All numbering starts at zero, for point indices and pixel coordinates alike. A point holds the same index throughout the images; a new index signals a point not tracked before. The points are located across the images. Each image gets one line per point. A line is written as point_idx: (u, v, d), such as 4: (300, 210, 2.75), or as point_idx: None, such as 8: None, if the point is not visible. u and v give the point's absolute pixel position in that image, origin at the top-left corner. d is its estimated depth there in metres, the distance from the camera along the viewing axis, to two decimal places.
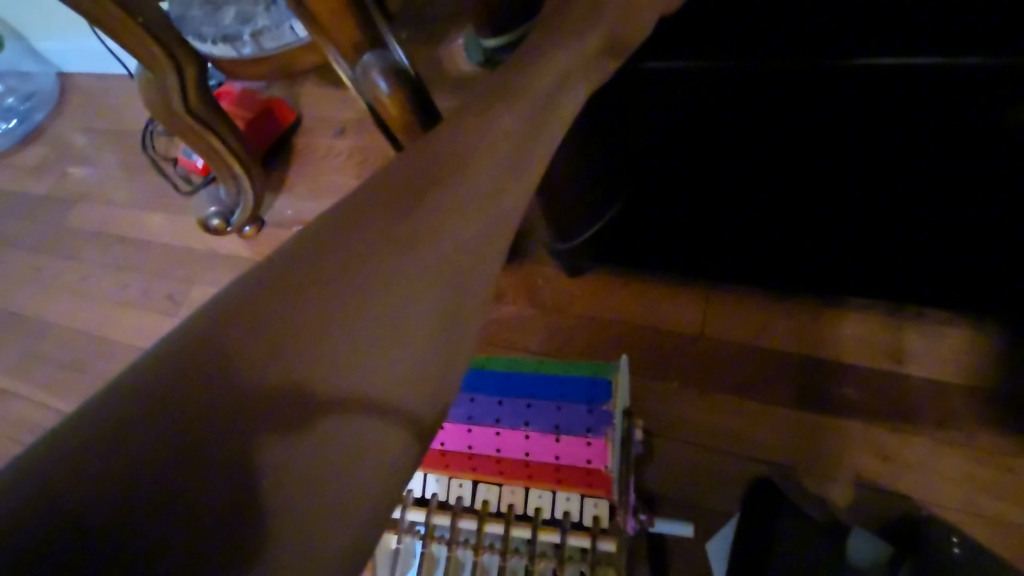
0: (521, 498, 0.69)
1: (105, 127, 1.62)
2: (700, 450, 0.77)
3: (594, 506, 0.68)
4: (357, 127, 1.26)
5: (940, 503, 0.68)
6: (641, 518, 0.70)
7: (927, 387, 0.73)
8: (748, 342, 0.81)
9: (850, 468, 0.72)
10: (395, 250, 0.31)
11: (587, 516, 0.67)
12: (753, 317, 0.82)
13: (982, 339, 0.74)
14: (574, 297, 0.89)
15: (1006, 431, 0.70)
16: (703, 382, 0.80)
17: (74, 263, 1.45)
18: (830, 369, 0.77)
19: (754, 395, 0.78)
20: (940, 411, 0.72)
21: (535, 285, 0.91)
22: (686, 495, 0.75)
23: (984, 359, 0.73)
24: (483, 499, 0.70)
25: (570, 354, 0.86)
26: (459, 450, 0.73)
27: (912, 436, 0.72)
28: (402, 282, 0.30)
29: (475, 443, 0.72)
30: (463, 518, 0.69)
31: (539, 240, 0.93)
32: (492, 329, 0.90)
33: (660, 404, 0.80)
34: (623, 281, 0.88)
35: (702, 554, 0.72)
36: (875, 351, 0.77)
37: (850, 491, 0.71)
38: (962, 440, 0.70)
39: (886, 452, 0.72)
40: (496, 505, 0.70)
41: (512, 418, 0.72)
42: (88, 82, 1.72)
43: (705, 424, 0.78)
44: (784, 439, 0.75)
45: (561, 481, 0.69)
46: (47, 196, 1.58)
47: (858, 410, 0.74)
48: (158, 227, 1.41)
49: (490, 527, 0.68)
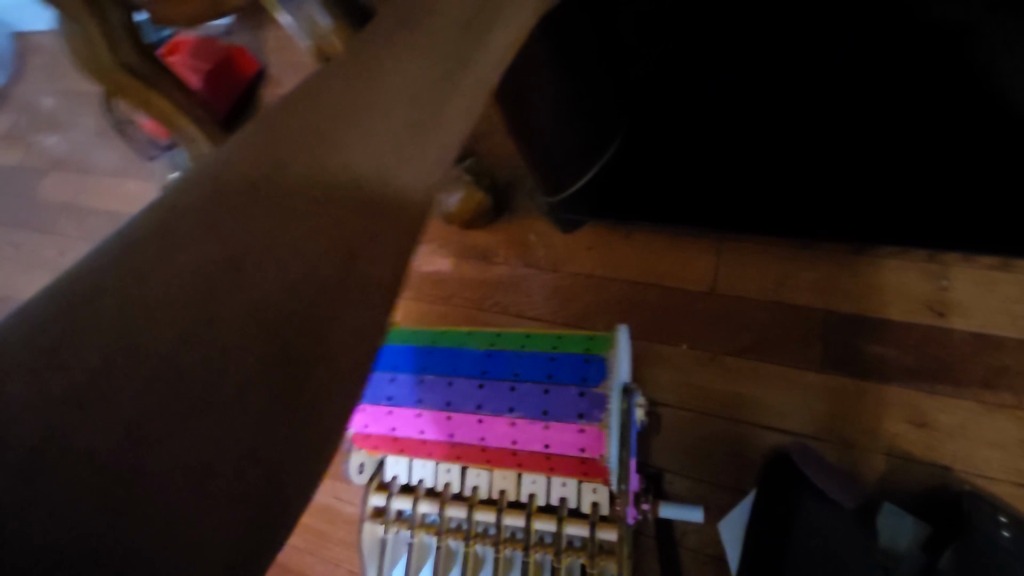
0: (513, 484, 0.65)
1: (67, 88, 1.51)
2: (712, 421, 0.70)
3: (593, 492, 0.63)
4: None
5: (987, 474, 0.61)
6: (643, 506, 0.63)
7: (975, 343, 0.64)
8: (765, 299, 0.71)
9: (881, 437, 0.64)
10: None
11: (585, 503, 0.63)
12: (770, 268, 0.72)
13: None
14: (569, 254, 0.80)
15: None
16: (714, 346, 0.72)
17: (49, 237, 1.38)
18: (861, 326, 0.68)
19: (773, 357, 0.69)
20: (989, 369, 0.63)
21: (527, 242, 0.82)
22: (696, 470, 0.69)
23: None
24: (473, 486, 0.68)
25: (567, 319, 0.78)
26: (439, 440, 0.66)
27: (956, 399, 0.63)
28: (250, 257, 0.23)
29: (456, 431, 0.64)
30: (452, 506, 0.68)
31: (529, 191, 0.83)
32: (482, 295, 0.82)
33: (666, 371, 0.72)
34: (624, 234, 0.78)
35: (715, 534, 0.67)
36: (914, 303, 0.67)
37: (882, 462, 0.63)
38: (1016, 402, 0.61)
39: (924, 418, 0.63)
40: (485, 492, 0.67)
41: (496, 403, 0.63)
42: (43, 41, 1.59)
43: (718, 392, 0.70)
44: (808, 407, 0.67)
45: (554, 470, 0.62)
46: (15, 167, 1.49)
47: (892, 371, 0.66)
48: (130, 196, 1.33)
49: (481, 514, 0.66)
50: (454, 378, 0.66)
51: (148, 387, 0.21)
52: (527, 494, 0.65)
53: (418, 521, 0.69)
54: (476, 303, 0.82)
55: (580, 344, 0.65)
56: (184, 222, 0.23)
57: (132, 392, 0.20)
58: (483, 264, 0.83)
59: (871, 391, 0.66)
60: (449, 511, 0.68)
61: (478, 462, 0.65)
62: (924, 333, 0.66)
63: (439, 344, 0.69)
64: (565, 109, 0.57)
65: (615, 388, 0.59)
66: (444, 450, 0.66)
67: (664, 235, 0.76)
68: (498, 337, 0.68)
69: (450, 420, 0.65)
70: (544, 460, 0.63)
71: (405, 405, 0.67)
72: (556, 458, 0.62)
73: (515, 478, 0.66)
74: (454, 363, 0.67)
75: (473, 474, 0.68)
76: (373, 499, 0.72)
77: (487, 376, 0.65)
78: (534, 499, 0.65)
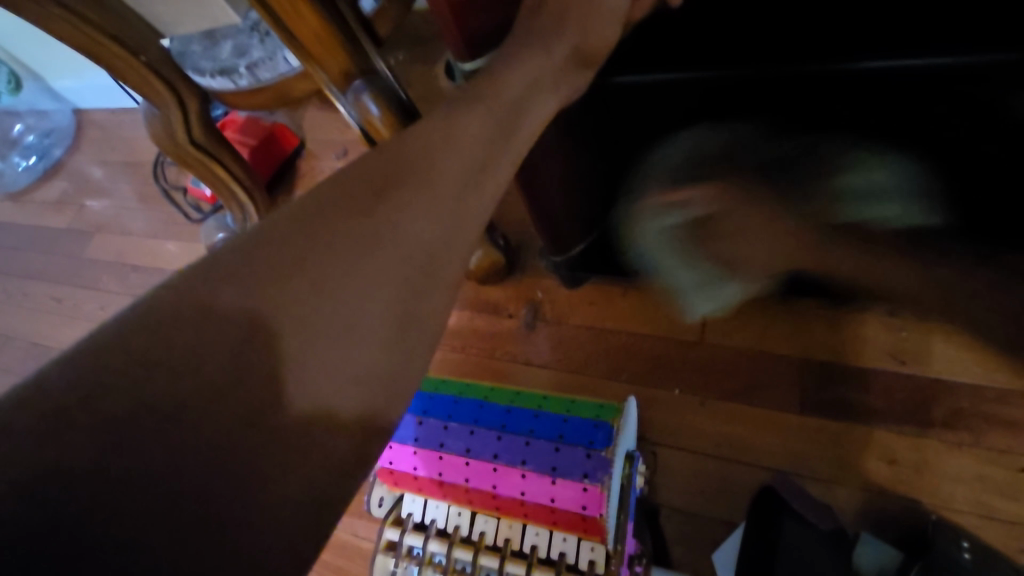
0: (518, 534, 0.72)
1: (121, 159, 1.68)
2: (704, 458, 0.77)
3: (590, 550, 0.69)
4: (359, 148, 1.27)
5: (951, 506, 0.68)
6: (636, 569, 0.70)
7: (934, 388, 0.72)
8: (749, 349, 0.80)
9: (858, 474, 0.71)
10: (344, 252, 0.37)
11: (582, 560, 0.69)
12: (754, 323, 0.81)
13: None
14: (573, 308, 0.89)
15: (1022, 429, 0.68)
16: (702, 390, 0.80)
17: (92, 292, 1.49)
18: (833, 372, 0.76)
19: (760, 401, 0.77)
20: (948, 411, 0.71)
21: (534, 296, 0.92)
22: (690, 502, 0.75)
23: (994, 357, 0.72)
24: (480, 531, 0.73)
25: (572, 365, 0.86)
26: (455, 483, 0.72)
27: (920, 439, 0.71)
28: (352, 273, 0.36)
29: (472, 477, 0.72)
30: (459, 548, 0.72)
31: (538, 252, 0.94)
32: (494, 342, 0.91)
33: (664, 413, 0.80)
34: (623, 291, 0.88)
35: (709, 563, 0.72)
36: (880, 354, 0.75)
37: (858, 495, 0.70)
38: (971, 440, 0.69)
39: (895, 456, 0.71)
40: (491, 538, 0.73)
41: (510, 455, 0.71)
42: (102, 118, 1.77)
43: (710, 432, 0.77)
44: (796, 447, 0.74)
45: (557, 524, 0.69)
46: (66, 228, 1.63)
47: (864, 414, 0.73)
48: (170, 254, 1.45)
49: (485, 559, 0.71)
50: (476, 428, 0.73)
51: (312, 339, 0.35)
52: (529, 546, 0.71)
53: (426, 559, 0.73)
54: (488, 350, 0.91)
55: (592, 410, 0.73)
56: (310, 226, 0.36)
57: (304, 347, 0.34)
58: (495, 316, 0.93)
59: (845, 431, 0.73)
60: (456, 553, 0.72)
61: (488, 508, 0.73)
62: (890, 379, 0.74)
63: (464, 394, 0.78)
64: (577, 169, 0.69)
65: (622, 456, 0.68)
66: (458, 494, 0.73)
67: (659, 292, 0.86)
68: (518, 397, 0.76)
69: (468, 466, 0.72)
70: (549, 514, 0.69)
71: (429, 446, 0.74)
72: (559, 513, 0.68)
73: (520, 529, 0.72)
74: (477, 415, 0.75)
75: (482, 519, 0.74)
76: (388, 532, 0.77)
77: (504, 430, 0.73)
78: (536, 551, 0.71)
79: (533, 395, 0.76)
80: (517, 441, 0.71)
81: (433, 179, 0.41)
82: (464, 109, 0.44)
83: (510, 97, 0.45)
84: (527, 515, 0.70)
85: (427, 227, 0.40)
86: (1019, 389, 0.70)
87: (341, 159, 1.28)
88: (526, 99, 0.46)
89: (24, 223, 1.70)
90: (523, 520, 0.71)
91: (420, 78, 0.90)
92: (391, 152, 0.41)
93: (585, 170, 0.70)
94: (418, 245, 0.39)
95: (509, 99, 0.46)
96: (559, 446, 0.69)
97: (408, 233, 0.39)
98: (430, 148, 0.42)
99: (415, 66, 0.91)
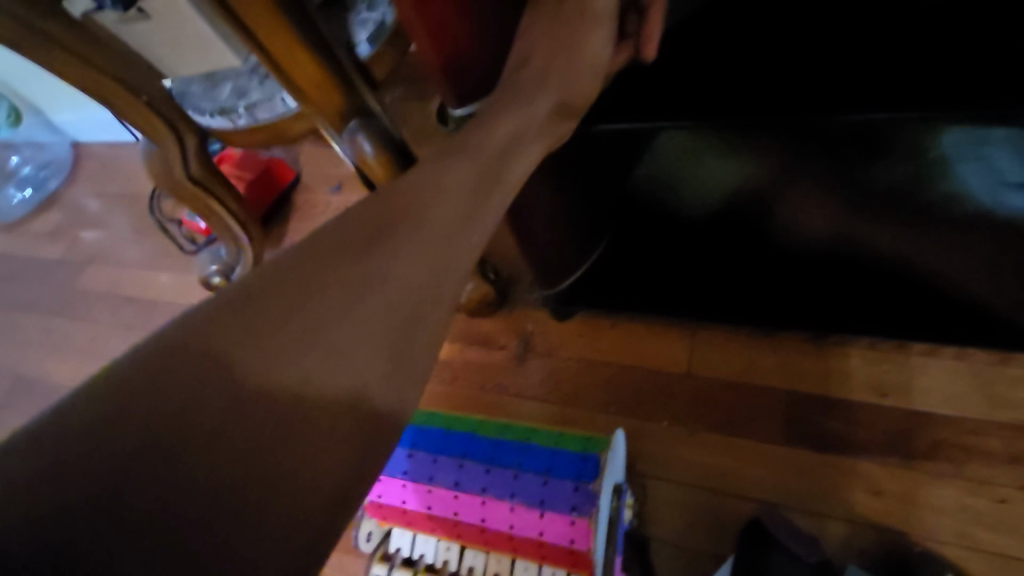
0: (507, 568, 0.72)
1: (117, 191, 1.70)
2: (693, 490, 0.77)
3: None
4: (354, 182, 1.31)
5: (937, 538, 0.68)
6: None
7: (915, 421, 0.73)
8: (737, 380, 0.81)
9: (847, 505, 0.72)
10: (343, 295, 0.40)
11: None
12: (739, 355, 0.82)
13: (972, 369, 0.74)
14: (563, 340, 0.91)
15: (1001, 460, 0.70)
16: (691, 422, 0.81)
17: (79, 323, 1.48)
18: (817, 407, 0.77)
19: (748, 433, 0.78)
20: (931, 443, 0.72)
21: (523, 327, 0.93)
22: (679, 534, 0.76)
23: (974, 392, 0.73)
24: (469, 565, 0.73)
25: (561, 397, 0.87)
26: (444, 516, 0.73)
27: (905, 470, 0.72)
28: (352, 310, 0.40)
29: (461, 510, 0.73)
30: None
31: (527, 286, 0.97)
32: (484, 374, 0.92)
33: (655, 446, 0.81)
34: (612, 323, 0.90)
35: None
36: (867, 387, 0.76)
37: (846, 526, 0.71)
38: (953, 472, 0.71)
39: (880, 487, 0.72)
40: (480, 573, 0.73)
41: (499, 488, 0.72)
42: (100, 150, 1.80)
43: (700, 465, 0.78)
44: (785, 481, 0.75)
45: (546, 557, 0.70)
46: (59, 260, 1.65)
47: (852, 446, 0.74)
48: (160, 284, 1.45)
49: None
50: (465, 461, 0.75)
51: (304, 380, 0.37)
52: None
53: None
54: (476, 380, 0.92)
55: (579, 443, 0.74)
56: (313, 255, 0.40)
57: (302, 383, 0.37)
58: (484, 347, 0.95)
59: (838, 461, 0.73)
60: None
61: (477, 542, 0.73)
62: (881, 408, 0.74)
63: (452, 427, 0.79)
64: (562, 207, 0.71)
65: (607, 487, 0.67)
66: (447, 526, 0.74)
67: (648, 324, 0.88)
68: (505, 428, 0.77)
69: (457, 499, 0.73)
70: (537, 547, 0.71)
71: (418, 479, 0.75)
72: (548, 545, 0.70)
73: (509, 562, 0.72)
74: (465, 445, 0.77)
75: (470, 554, 0.73)
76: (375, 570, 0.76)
77: (492, 463, 0.75)
78: None
79: (519, 427, 0.77)
80: (505, 474, 0.73)
81: (428, 228, 0.44)
82: (453, 158, 0.47)
83: (497, 143, 0.48)
84: (516, 547, 0.71)
85: (421, 270, 0.43)
86: (998, 421, 0.71)
87: (335, 192, 1.31)
88: (515, 147, 0.49)
89: (17, 255, 1.71)
90: (511, 553, 0.72)
91: (412, 119, 0.94)
92: (383, 201, 0.44)
93: (571, 206, 0.72)
94: (412, 289, 0.43)
95: (496, 145, 0.48)
96: (546, 479, 0.72)
97: (396, 276, 0.42)
98: (422, 195, 0.45)
99: (408, 107, 0.95)
